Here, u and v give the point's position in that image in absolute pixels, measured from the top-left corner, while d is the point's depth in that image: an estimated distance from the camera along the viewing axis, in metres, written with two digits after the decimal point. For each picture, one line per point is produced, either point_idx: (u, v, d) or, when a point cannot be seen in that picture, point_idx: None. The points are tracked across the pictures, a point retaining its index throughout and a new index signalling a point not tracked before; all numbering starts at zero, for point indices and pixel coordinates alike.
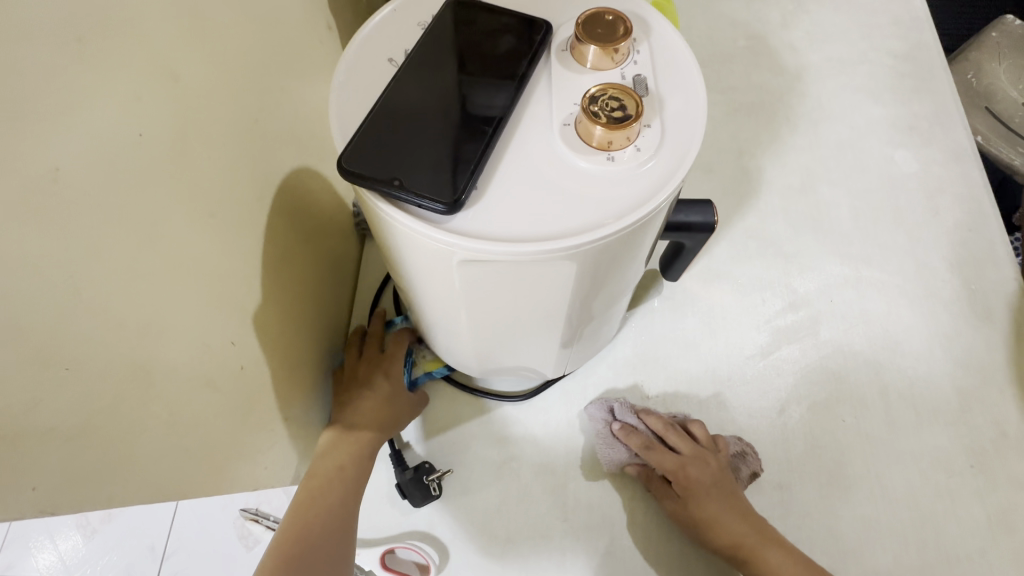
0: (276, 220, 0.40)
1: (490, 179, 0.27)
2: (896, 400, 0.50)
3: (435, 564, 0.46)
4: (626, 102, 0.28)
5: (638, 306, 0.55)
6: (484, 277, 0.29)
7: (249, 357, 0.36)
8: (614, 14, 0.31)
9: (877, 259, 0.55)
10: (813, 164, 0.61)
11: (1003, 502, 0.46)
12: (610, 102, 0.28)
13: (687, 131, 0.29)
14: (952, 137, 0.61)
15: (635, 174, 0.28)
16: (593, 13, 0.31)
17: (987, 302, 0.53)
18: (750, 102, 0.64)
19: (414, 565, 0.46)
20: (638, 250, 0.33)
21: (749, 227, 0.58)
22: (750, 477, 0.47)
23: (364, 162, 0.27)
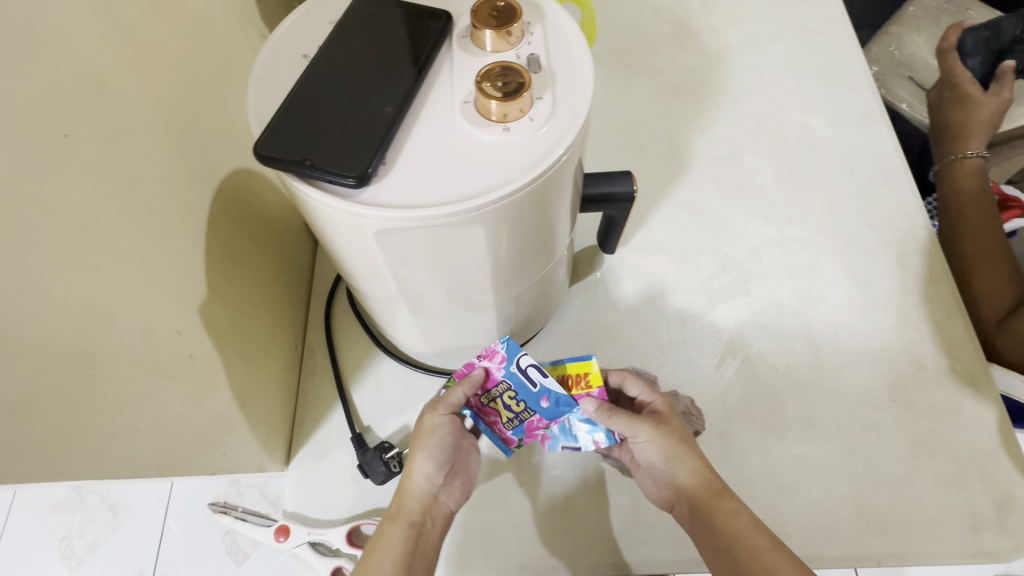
0: (218, 217, 0.42)
1: (397, 154, 0.30)
2: (823, 345, 0.53)
3: None
4: (517, 77, 0.31)
5: (581, 280, 0.58)
6: (403, 246, 0.31)
7: (198, 346, 0.38)
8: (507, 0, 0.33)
9: (800, 219, 0.59)
10: (738, 136, 0.64)
11: (922, 427, 0.50)
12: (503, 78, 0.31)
13: (575, 101, 0.32)
14: (863, 101, 0.65)
15: (530, 142, 0.31)
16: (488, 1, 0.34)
17: (901, 249, 0.57)
18: (676, 83, 0.68)
19: None
20: (549, 214, 0.36)
21: (681, 198, 0.62)
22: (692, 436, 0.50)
23: (279, 146, 0.29)
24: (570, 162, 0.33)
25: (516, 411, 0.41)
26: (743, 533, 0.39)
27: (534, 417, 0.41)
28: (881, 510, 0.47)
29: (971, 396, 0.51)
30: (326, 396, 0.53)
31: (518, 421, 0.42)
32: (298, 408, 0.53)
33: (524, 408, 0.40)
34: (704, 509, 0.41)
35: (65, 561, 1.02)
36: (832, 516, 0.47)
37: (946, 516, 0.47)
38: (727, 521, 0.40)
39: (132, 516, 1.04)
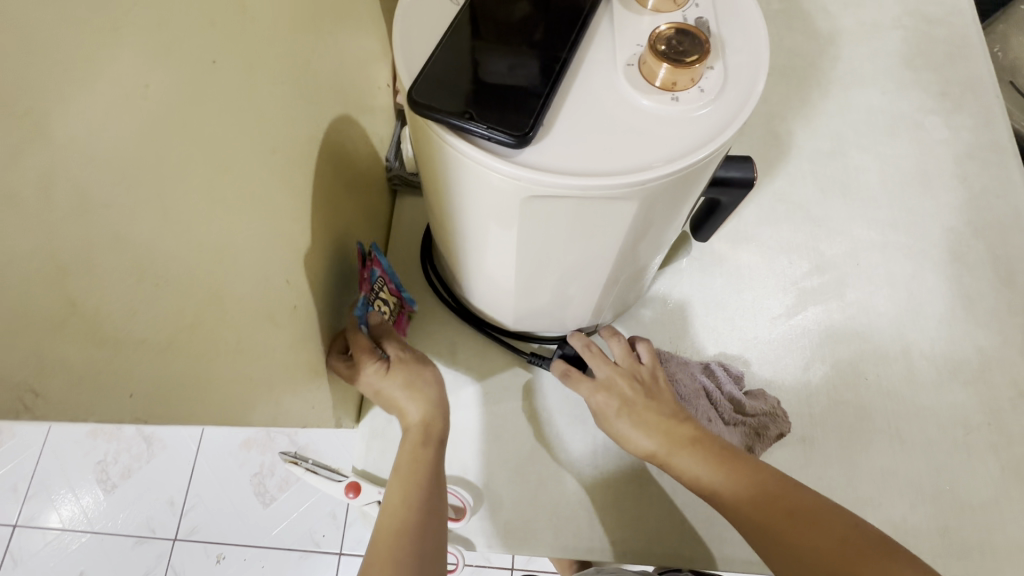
0: (322, 165, 0.40)
1: (556, 116, 0.28)
2: (917, 358, 0.51)
3: (469, 507, 0.47)
4: (692, 42, 0.28)
5: (667, 266, 0.55)
6: (546, 213, 0.29)
7: (301, 298, 0.37)
8: None
9: (904, 224, 0.56)
10: (844, 129, 0.61)
11: (1017, 455, 0.48)
12: (676, 41, 0.28)
13: (746, 76, 0.29)
14: (983, 103, 0.61)
15: (699, 117, 0.28)
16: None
17: (1010, 267, 0.54)
18: (781, 66, 0.64)
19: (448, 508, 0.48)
20: (688, 196, 0.33)
21: (777, 190, 0.59)
22: (776, 437, 0.48)
23: (435, 95, 0.27)
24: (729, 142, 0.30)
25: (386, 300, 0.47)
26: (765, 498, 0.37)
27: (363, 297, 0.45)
28: (966, 533, 0.46)
29: None
30: None
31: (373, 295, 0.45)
32: None
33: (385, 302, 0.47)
34: (713, 493, 0.39)
35: (100, 483, 1.05)
36: (914, 535, 0.46)
37: None
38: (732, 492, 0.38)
39: (165, 447, 1.06)
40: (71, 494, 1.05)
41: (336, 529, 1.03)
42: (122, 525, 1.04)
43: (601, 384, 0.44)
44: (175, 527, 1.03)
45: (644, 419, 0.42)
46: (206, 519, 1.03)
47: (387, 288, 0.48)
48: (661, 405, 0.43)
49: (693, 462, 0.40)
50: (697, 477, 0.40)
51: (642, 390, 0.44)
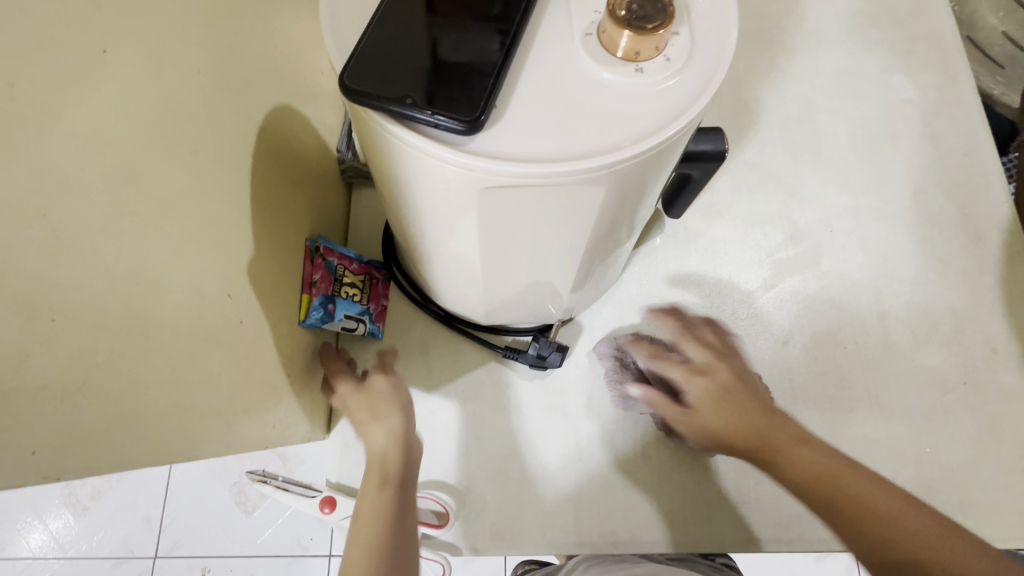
0: (262, 163, 0.37)
1: (510, 96, 0.25)
2: (894, 323, 0.51)
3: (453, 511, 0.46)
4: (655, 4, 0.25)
5: (641, 246, 0.53)
6: (504, 204, 0.27)
7: (248, 312, 0.34)
8: None
9: (874, 187, 0.55)
10: (811, 93, 0.59)
11: (992, 412, 0.48)
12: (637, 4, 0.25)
13: (716, 42, 0.26)
14: (947, 59, 0.60)
15: (667, 91, 0.26)
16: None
17: (979, 225, 0.54)
18: (745, 30, 0.62)
19: (431, 513, 0.46)
20: (659, 175, 0.31)
21: (748, 159, 0.57)
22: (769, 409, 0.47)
23: (371, 79, 0.24)
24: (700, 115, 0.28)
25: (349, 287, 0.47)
26: (817, 478, 0.36)
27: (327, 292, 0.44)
28: (946, 493, 0.46)
29: None
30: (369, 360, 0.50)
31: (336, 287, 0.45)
32: None
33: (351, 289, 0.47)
34: (773, 459, 0.37)
35: (69, 506, 1.00)
36: None
37: (1009, 501, 0.46)
38: (793, 464, 0.36)
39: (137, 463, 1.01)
40: (39, 521, 1.00)
41: (325, 532, 1.00)
42: (98, 547, 0.99)
43: (699, 371, 0.41)
44: (154, 545, 0.99)
45: (707, 395, 0.40)
46: (187, 534, 0.99)
47: (347, 273, 0.46)
48: (753, 392, 0.40)
49: (804, 460, 0.36)
50: (800, 479, 0.36)
51: (737, 376, 0.41)
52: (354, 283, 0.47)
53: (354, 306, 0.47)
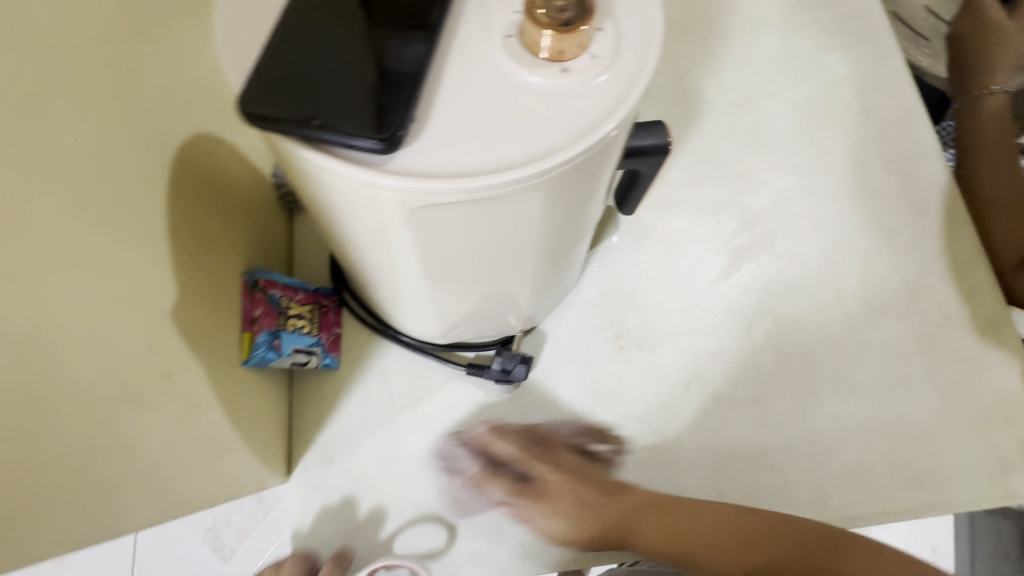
0: (183, 198, 0.34)
1: (430, 107, 0.23)
2: (851, 298, 0.51)
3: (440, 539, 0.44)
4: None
5: (598, 245, 0.53)
6: (436, 223, 0.25)
7: (177, 362, 0.31)
8: None
9: (820, 166, 0.56)
10: (751, 78, 0.60)
11: (952, 377, 0.49)
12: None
13: (643, 36, 0.25)
14: (875, 35, 0.61)
15: (595, 90, 0.24)
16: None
17: (921, 194, 0.55)
18: (681, 21, 0.62)
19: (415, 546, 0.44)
20: (597, 177, 0.30)
21: (695, 148, 0.57)
22: (729, 398, 0.48)
23: (272, 99, 0.22)
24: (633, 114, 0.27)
25: (296, 317, 0.44)
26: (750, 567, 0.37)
27: (273, 327, 0.42)
28: (917, 461, 0.47)
29: (994, 342, 0.50)
30: (327, 393, 0.47)
31: (282, 319, 0.43)
32: (295, 408, 0.47)
33: (300, 319, 0.45)
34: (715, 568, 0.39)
35: None
36: (873, 475, 0.46)
37: (976, 464, 0.47)
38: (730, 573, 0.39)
39: None
40: None
41: None
42: None
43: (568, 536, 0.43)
44: None
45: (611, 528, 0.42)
46: None
47: (292, 303, 0.44)
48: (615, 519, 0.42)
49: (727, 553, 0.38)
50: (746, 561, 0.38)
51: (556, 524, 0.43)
52: (302, 312, 0.45)
53: (303, 338, 0.45)
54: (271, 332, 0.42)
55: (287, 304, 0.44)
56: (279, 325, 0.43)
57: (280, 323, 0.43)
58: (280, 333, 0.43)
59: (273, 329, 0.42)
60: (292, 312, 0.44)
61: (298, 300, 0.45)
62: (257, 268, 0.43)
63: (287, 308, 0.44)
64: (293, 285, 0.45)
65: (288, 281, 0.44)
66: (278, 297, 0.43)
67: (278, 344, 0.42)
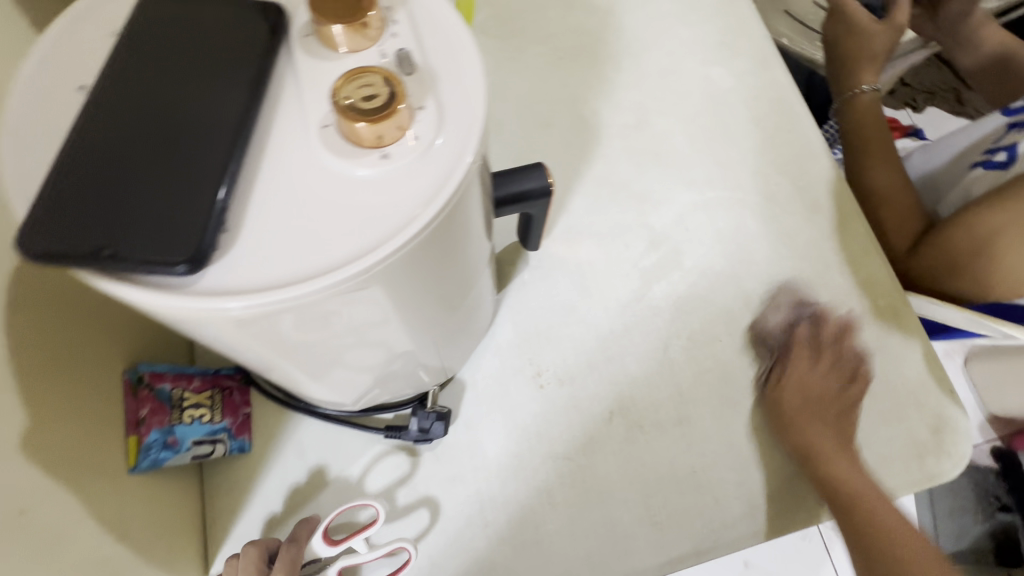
0: (30, 312, 0.32)
1: (242, 215, 0.22)
2: (759, 305, 0.52)
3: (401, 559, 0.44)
4: (386, 84, 0.24)
5: (509, 284, 0.52)
6: (275, 328, 0.24)
7: (30, 497, 0.29)
8: None
9: (717, 178, 0.57)
10: (643, 98, 0.61)
11: (862, 370, 0.51)
12: (367, 87, 0.23)
13: (465, 110, 0.25)
14: (755, 44, 0.63)
15: (418, 173, 0.24)
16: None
17: (814, 194, 0.57)
18: (570, 48, 0.63)
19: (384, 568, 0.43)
20: (456, 244, 0.30)
21: (596, 174, 0.57)
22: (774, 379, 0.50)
23: (58, 234, 0.20)
24: (472, 184, 0.26)
25: (194, 407, 0.42)
26: None
27: (165, 425, 0.40)
28: None
29: (896, 329, 0.52)
30: (240, 478, 0.45)
31: (177, 413, 0.41)
32: (207, 501, 0.44)
33: (198, 408, 0.42)
34: None
35: None
36: (797, 479, 0.47)
37: (893, 452, 0.48)
38: None
39: None
40: None
41: None
42: None
43: None
44: None
45: None
46: None
47: (187, 393, 0.42)
48: None
49: None
50: None
51: None
52: (200, 401, 0.42)
53: (203, 427, 0.42)
54: (164, 430, 0.39)
55: (180, 396, 0.41)
56: (173, 420, 0.40)
57: (174, 419, 0.40)
58: (175, 429, 0.40)
59: (165, 427, 0.39)
60: (189, 403, 0.42)
61: (194, 388, 0.42)
62: (140, 364, 0.40)
63: (181, 400, 0.41)
64: (185, 374, 0.42)
65: (178, 370, 0.42)
66: (168, 391, 0.41)
67: (174, 441, 0.40)
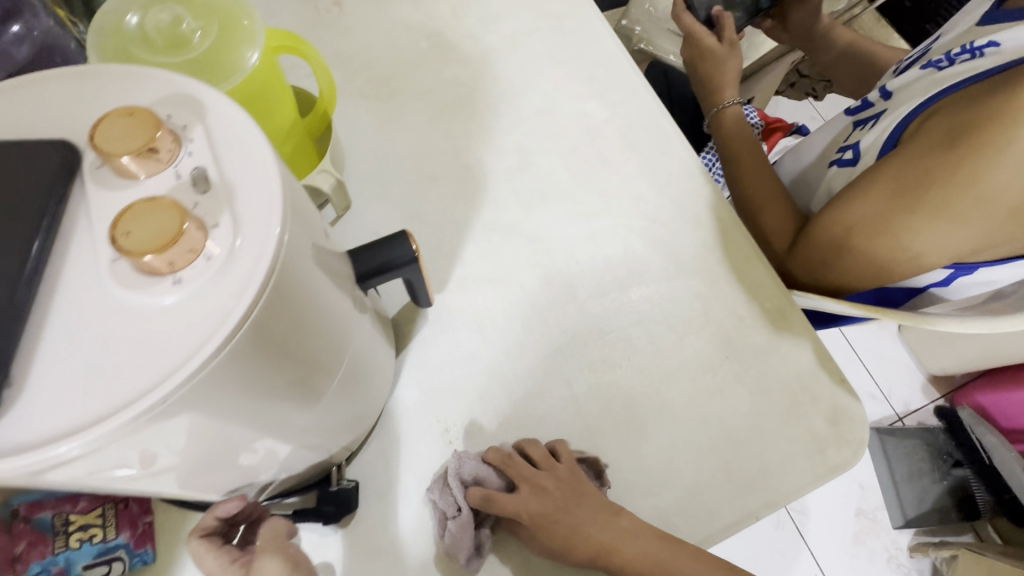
0: None
1: (30, 365, 0.23)
2: (654, 325, 0.54)
3: None
4: (167, 211, 0.24)
5: (409, 343, 0.53)
6: (91, 465, 0.24)
7: None
8: (134, 109, 0.26)
9: (602, 207, 0.60)
10: (524, 139, 0.63)
11: (759, 375, 0.53)
12: (147, 218, 0.24)
13: (262, 219, 0.26)
14: (623, 73, 0.67)
15: (218, 292, 0.24)
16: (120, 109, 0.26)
17: (694, 209, 0.59)
18: (449, 100, 0.65)
19: None
20: (296, 336, 0.30)
21: (486, 219, 0.59)
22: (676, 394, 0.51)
23: None
24: (287, 286, 0.27)
25: (82, 530, 0.40)
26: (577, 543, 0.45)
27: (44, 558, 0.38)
28: (744, 465, 0.49)
29: (784, 329, 0.54)
30: None
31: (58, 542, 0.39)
32: None
33: (87, 530, 0.40)
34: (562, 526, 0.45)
35: None
36: (707, 491, 0.48)
37: (795, 449, 0.50)
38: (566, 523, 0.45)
39: None
40: None
41: None
42: None
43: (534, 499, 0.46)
44: None
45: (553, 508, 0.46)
46: None
47: (71, 518, 0.40)
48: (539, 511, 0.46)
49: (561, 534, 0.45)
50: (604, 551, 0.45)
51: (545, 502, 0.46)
52: (89, 522, 0.40)
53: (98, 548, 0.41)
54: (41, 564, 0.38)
55: (61, 522, 0.39)
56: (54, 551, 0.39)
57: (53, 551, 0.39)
58: (58, 559, 0.39)
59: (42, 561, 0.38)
60: (75, 527, 0.40)
61: (81, 510, 0.40)
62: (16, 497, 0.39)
63: (62, 527, 0.39)
64: (71, 497, 0.40)
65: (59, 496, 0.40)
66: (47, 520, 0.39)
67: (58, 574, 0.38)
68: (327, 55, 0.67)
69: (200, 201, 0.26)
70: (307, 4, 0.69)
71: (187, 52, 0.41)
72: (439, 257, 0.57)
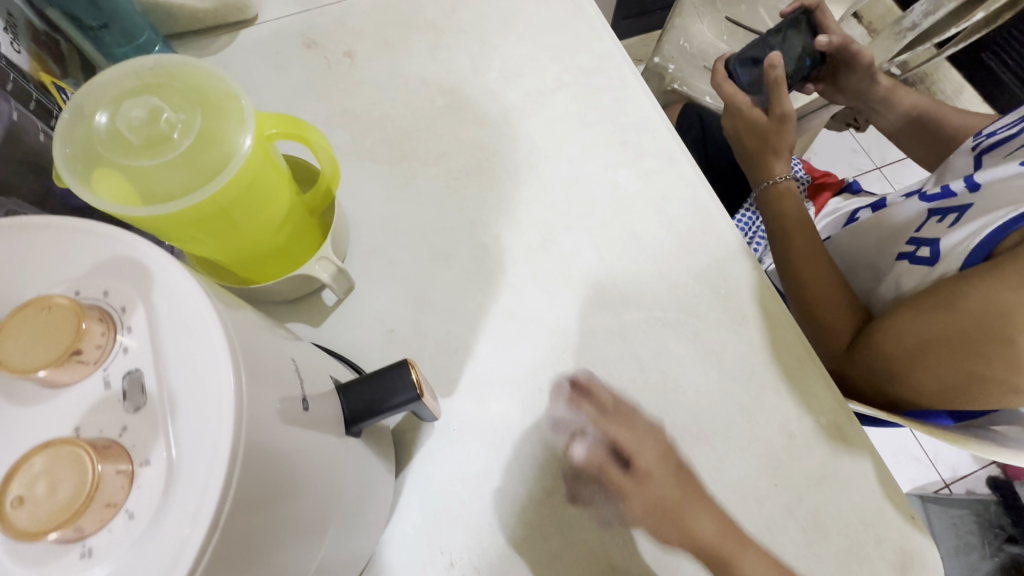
0: None
1: None
2: (691, 442, 0.48)
3: None
4: (71, 470, 0.20)
5: (413, 457, 0.47)
6: None
7: None
8: (54, 304, 0.23)
9: (633, 297, 0.53)
10: (547, 213, 0.57)
11: (813, 508, 0.46)
12: (51, 480, 0.20)
13: (204, 436, 0.21)
14: (660, 140, 0.60)
15: (141, 557, 0.20)
16: (41, 297, 0.23)
17: (737, 303, 0.52)
18: (466, 165, 0.59)
19: None
20: (285, 526, 0.25)
21: (504, 307, 0.53)
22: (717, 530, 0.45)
23: None
24: (254, 502, 0.22)
25: None
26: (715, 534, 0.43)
27: None
28: None
29: (843, 450, 0.47)
30: None
31: None
32: None
33: None
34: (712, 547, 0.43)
35: None
36: None
37: None
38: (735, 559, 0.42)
39: None
40: None
41: None
42: None
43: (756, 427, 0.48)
44: None
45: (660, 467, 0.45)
46: None
47: None
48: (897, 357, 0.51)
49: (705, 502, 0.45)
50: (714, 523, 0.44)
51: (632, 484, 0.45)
52: None
53: None
54: None
55: None
56: None
57: None
58: None
59: None
60: None
61: None
62: None
63: None
64: None
65: None
66: None
67: None
68: (335, 114, 0.62)
69: (128, 425, 0.22)
70: (316, 56, 0.64)
71: (165, 152, 0.36)
72: (450, 351, 0.51)
